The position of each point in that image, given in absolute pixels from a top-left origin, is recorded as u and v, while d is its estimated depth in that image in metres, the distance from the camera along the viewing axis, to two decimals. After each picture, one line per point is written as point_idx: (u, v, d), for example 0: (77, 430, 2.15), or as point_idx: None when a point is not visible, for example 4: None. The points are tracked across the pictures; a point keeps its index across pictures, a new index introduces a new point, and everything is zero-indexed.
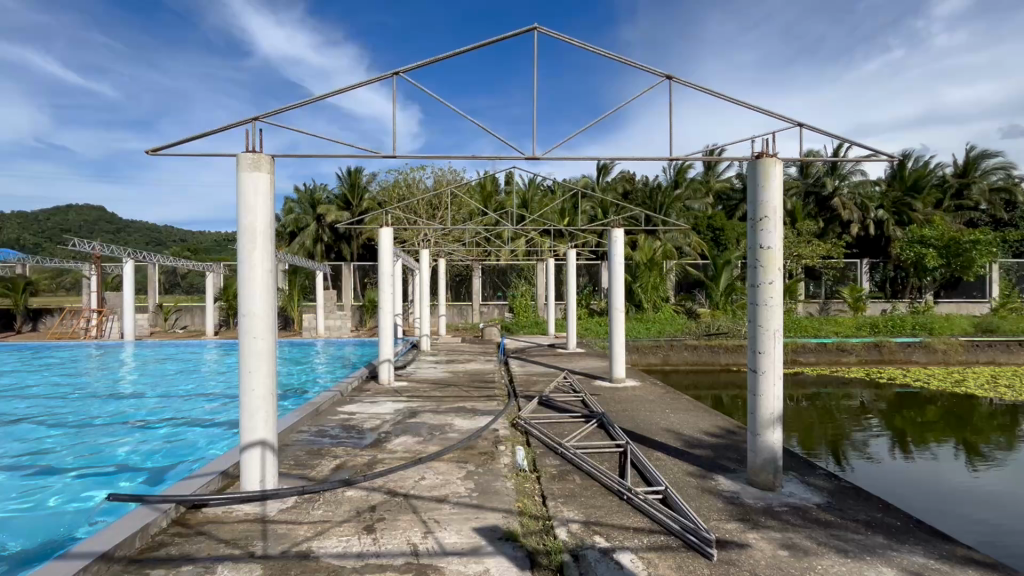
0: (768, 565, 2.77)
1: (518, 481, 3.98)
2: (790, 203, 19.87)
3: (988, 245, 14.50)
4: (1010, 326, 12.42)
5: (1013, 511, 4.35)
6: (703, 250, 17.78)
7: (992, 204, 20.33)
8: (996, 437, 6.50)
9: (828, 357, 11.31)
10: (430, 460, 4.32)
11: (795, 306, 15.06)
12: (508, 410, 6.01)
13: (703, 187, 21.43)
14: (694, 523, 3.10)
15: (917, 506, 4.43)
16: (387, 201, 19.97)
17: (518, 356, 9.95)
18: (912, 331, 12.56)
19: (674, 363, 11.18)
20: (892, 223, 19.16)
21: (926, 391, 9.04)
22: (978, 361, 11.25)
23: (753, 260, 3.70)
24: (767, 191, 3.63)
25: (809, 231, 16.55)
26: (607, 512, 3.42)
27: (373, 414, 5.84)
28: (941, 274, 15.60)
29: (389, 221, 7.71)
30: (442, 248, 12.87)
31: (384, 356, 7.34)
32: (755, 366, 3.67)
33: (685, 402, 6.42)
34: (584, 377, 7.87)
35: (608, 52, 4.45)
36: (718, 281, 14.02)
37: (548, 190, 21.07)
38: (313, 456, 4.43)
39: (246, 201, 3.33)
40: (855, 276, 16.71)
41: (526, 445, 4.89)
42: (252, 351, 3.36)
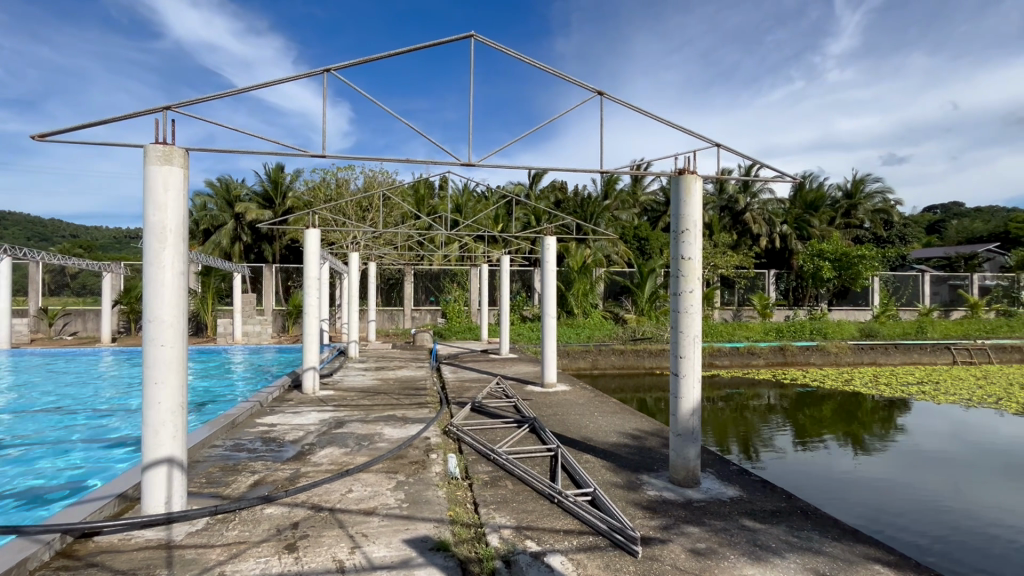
0: (688, 559, 2.94)
1: (449, 489, 3.94)
2: (707, 216, 21.33)
3: (873, 260, 16.42)
4: (888, 331, 14.15)
5: (893, 496, 4.91)
6: (629, 258, 18.64)
7: (874, 223, 23.13)
8: (878, 429, 7.39)
9: (741, 360, 12.23)
10: (358, 471, 4.16)
11: (712, 312, 16.12)
12: (440, 418, 5.92)
13: (630, 199, 22.52)
14: (621, 522, 3.22)
15: (814, 494, 4.89)
16: (312, 200, 19.04)
17: (451, 362, 9.87)
18: (810, 335, 13.90)
19: (602, 367, 11.58)
20: (794, 237, 21.18)
21: (822, 390, 10.05)
22: (863, 362, 12.62)
23: (675, 269, 3.92)
24: (688, 206, 3.87)
25: (724, 243, 17.87)
26: (538, 516, 3.46)
27: (295, 425, 5.53)
28: (834, 284, 17.41)
29: (315, 222, 7.38)
30: (373, 250, 12.44)
31: (309, 364, 6.99)
32: (677, 369, 3.89)
33: (612, 405, 6.67)
34: (516, 382, 7.95)
35: (542, 65, 4.56)
36: (643, 288, 14.75)
37: (482, 197, 21.15)
38: (227, 472, 4.11)
39: (154, 197, 3.05)
40: (764, 285, 18.18)
41: (458, 452, 4.85)
42: (158, 360, 3.06)
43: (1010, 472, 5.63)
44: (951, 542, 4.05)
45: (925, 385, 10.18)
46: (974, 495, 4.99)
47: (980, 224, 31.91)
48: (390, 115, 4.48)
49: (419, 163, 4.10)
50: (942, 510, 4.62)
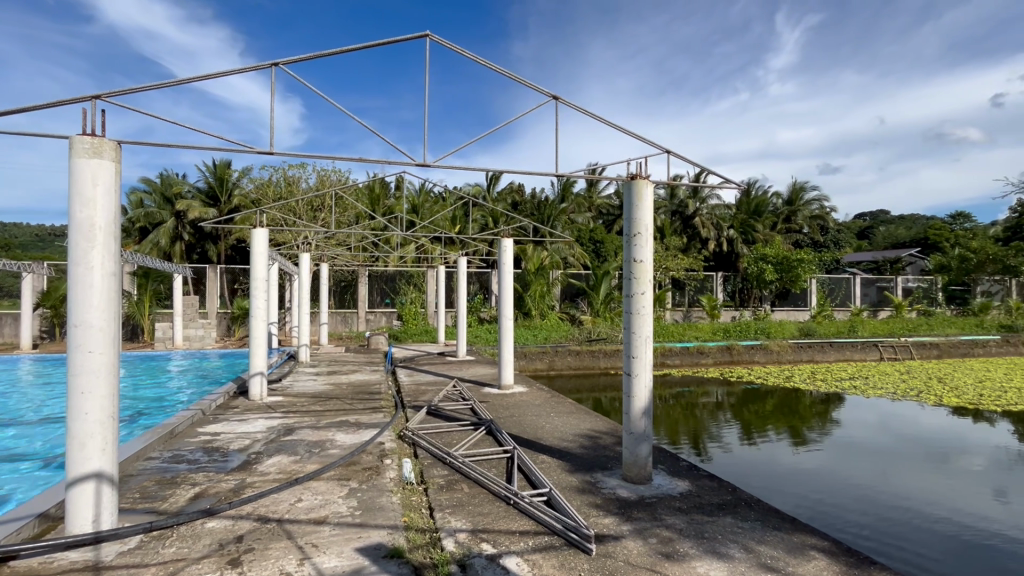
0: (640, 555, 3.01)
1: (404, 495, 3.86)
2: (659, 220, 22.03)
3: (811, 263, 17.45)
4: (824, 330, 15.06)
5: (829, 484, 5.24)
6: (585, 260, 18.96)
7: (812, 229, 24.61)
8: (815, 422, 7.87)
9: (690, 359, 12.67)
10: (308, 479, 4.02)
11: (664, 313, 16.61)
12: (395, 422, 5.81)
13: (585, 203, 22.95)
14: (575, 521, 3.27)
15: (758, 486, 5.15)
16: (260, 198, 18.27)
17: (406, 365, 9.70)
18: (754, 334, 14.60)
19: (558, 368, 11.71)
20: (739, 242, 22.22)
21: (764, 387, 10.56)
22: (802, 359, 13.38)
23: (628, 272, 4.02)
24: (640, 209, 3.98)
25: (675, 247, 18.50)
26: (494, 518, 3.46)
27: (240, 434, 5.28)
28: (776, 286, 18.36)
29: (263, 221, 7.09)
30: (325, 252, 12.06)
31: (256, 370, 6.69)
32: (629, 369, 3.99)
33: (568, 405, 6.76)
34: (473, 385, 7.92)
35: (498, 67, 4.64)
36: (598, 290, 15.04)
37: (439, 198, 20.96)
38: (164, 486, 3.87)
39: (81, 192, 2.84)
40: (712, 287, 18.94)
41: (413, 457, 4.77)
42: (85, 368, 2.84)
43: (931, 459, 6.10)
44: (880, 527, 4.33)
45: (856, 380, 10.91)
46: (901, 482, 5.38)
47: (904, 231, 34.55)
48: (342, 113, 4.40)
49: (375, 162, 4.06)
50: (873, 497, 4.93)
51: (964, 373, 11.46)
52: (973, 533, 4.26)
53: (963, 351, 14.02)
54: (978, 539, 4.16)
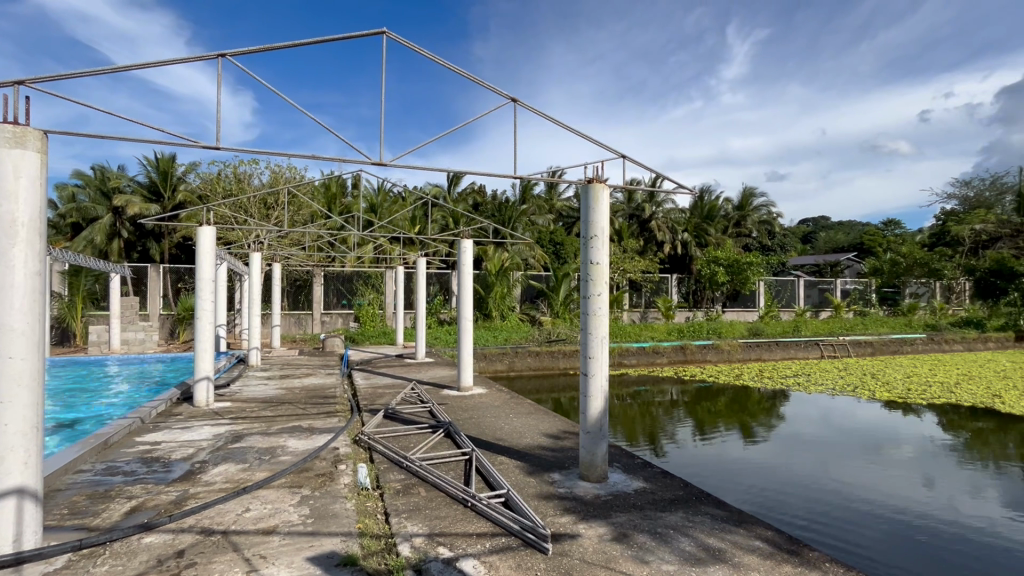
0: (596, 551, 3.06)
1: (359, 501, 3.77)
2: (617, 223, 22.55)
3: (759, 266, 18.30)
4: (771, 330, 15.81)
5: (775, 476, 5.51)
6: (546, 262, 19.11)
7: (759, 233, 25.81)
8: (762, 417, 8.26)
9: (647, 359, 13.02)
10: (256, 488, 3.87)
11: (621, 314, 16.96)
12: (350, 426, 5.67)
13: (546, 205, 23.18)
14: (532, 521, 3.29)
15: (709, 480, 5.34)
16: (208, 194, 17.42)
17: (363, 367, 9.49)
18: (707, 334, 15.17)
19: (518, 369, 11.76)
20: (693, 245, 23.01)
21: (716, 385, 10.97)
22: (750, 358, 13.99)
23: (584, 273, 4.08)
24: (596, 213, 4.05)
25: (632, 249, 18.94)
26: (451, 521, 3.43)
27: (183, 442, 5.01)
28: (727, 288, 19.12)
29: (210, 218, 6.74)
30: (277, 251, 11.62)
31: (202, 374, 6.39)
32: (586, 369, 4.06)
33: (527, 406, 6.81)
34: (432, 387, 7.85)
35: (455, 67, 4.71)
36: (558, 291, 15.23)
37: (398, 197, 20.65)
38: (96, 500, 3.62)
39: (1, 185, 2.61)
40: (667, 289, 19.51)
41: (369, 461, 4.67)
42: (4, 375, 2.62)
43: (868, 450, 6.51)
44: (823, 519, 4.54)
45: (800, 377, 11.51)
46: (840, 472, 5.72)
47: (842, 236, 36.76)
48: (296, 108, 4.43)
49: (329, 158, 4.14)
50: (815, 487, 5.22)
51: (894, 369, 12.31)
52: (903, 520, 4.55)
53: (893, 348, 15.03)
54: (908, 525, 4.44)
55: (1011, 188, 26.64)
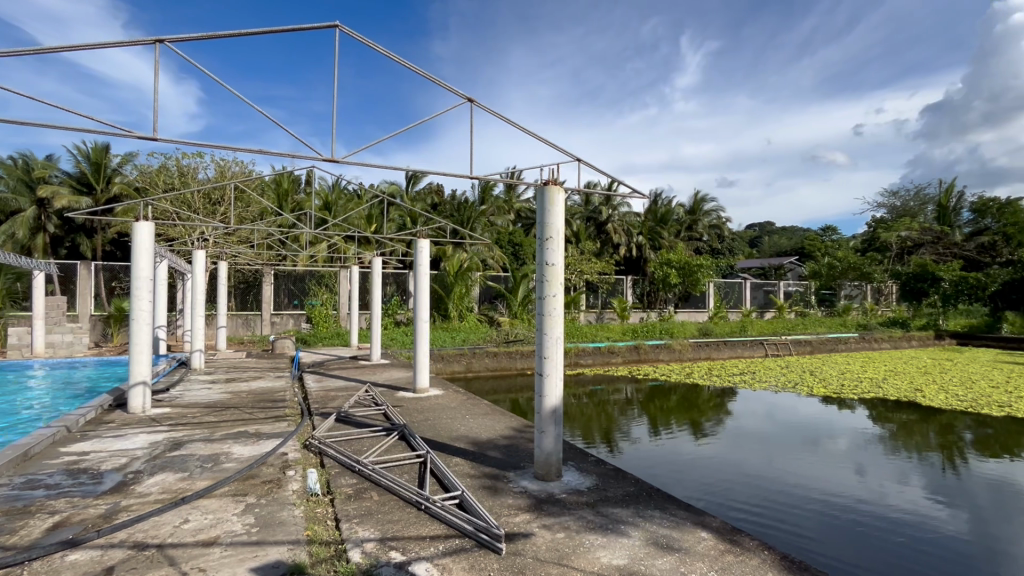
0: (549, 549, 3.10)
1: (308, 507, 3.66)
2: (575, 225, 22.96)
3: (708, 269, 19.07)
4: (719, 330, 16.48)
5: (722, 471, 5.74)
6: (505, 263, 19.15)
7: (710, 237, 26.86)
8: (711, 414, 8.60)
9: (602, 358, 13.27)
10: (196, 498, 3.67)
11: (577, 315, 17.22)
12: (300, 431, 5.48)
13: (505, 206, 23.28)
14: (487, 522, 3.30)
15: (661, 476, 5.50)
16: (147, 188, 16.42)
17: (315, 370, 9.20)
18: (659, 334, 15.64)
19: (476, 370, 11.72)
20: (647, 247, 23.68)
21: (668, 383, 11.32)
22: (701, 357, 14.52)
23: (540, 274, 4.13)
24: (552, 214, 4.10)
25: (589, 251, 19.27)
26: (404, 525, 3.39)
27: (116, 451, 4.70)
28: (680, 289, 19.77)
29: (149, 213, 6.37)
30: (224, 248, 11.08)
31: (137, 380, 6.00)
32: (541, 369, 4.10)
33: (483, 406, 6.81)
34: (387, 389, 7.71)
35: (415, 67, 5.10)
36: (517, 292, 15.31)
37: (354, 195, 20.19)
38: (12, 516, 3.34)
39: None
40: (623, 290, 19.99)
41: (319, 466, 4.53)
42: None
43: (806, 443, 6.90)
44: (766, 510, 4.73)
45: (745, 375, 12.05)
46: (782, 464, 6.02)
47: (785, 241, 38.80)
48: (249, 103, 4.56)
49: (281, 155, 4.43)
50: (759, 480, 5.47)
51: (830, 366, 13.10)
52: (838, 508, 4.81)
53: (830, 346, 15.98)
54: (843, 513, 4.72)
55: (932, 199, 28.97)
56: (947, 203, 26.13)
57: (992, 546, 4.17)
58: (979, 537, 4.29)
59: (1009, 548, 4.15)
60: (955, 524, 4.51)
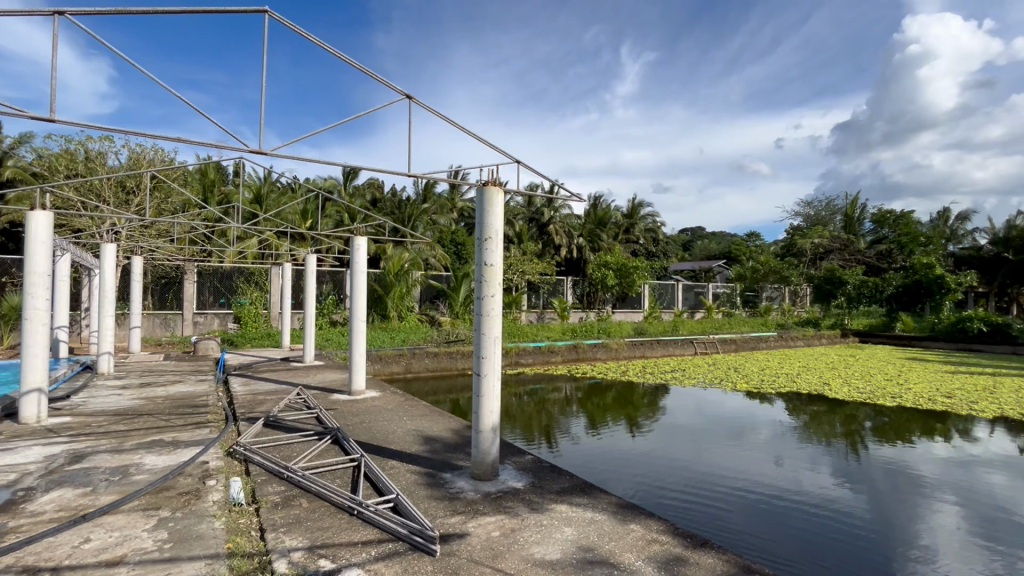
0: (482, 548, 3.11)
1: (229, 518, 3.45)
2: (517, 226, 23.28)
3: (643, 270, 19.94)
4: (653, 329, 17.22)
5: (655, 465, 5.98)
6: (447, 262, 19.00)
7: (646, 240, 28.02)
8: (646, 410, 8.97)
9: (542, 358, 13.47)
10: (99, 515, 3.36)
11: (519, 314, 17.38)
12: (223, 438, 5.16)
13: (448, 204, 23.15)
14: (421, 524, 3.26)
15: (597, 472, 5.66)
16: (46, 174, 14.84)
17: (241, 372, 8.67)
18: (597, 334, 16.13)
19: (415, 371, 11.55)
20: (587, 249, 24.31)
21: (605, 381, 11.68)
22: (636, 355, 15.12)
23: (479, 275, 4.13)
24: (491, 216, 4.10)
25: (531, 252, 19.51)
26: (334, 532, 3.28)
27: (3, 467, 4.21)
28: (617, 290, 20.46)
29: (47, 202, 5.75)
30: (138, 242, 10.21)
31: (31, 387, 5.41)
32: (479, 369, 4.11)
33: (421, 408, 6.72)
34: (321, 392, 7.43)
35: (353, 63, 5.02)
36: (459, 291, 15.22)
37: (287, 189, 19.30)
38: None
39: None
40: (563, 290, 20.41)
41: (244, 474, 4.29)
42: None
43: (732, 436, 7.35)
44: (695, 501, 4.97)
45: (676, 372, 12.69)
46: (711, 457, 6.36)
47: (714, 246, 41.15)
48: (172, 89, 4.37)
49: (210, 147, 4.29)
50: (690, 472, 5.75)
51: (752, 363, 14.06)
52: (761, 496, 5.14)
53: (752, 345, 17.12)
54: (765, 500, 5.04)
55: (839, 209, 31.84)
56: (853, 213, 28.83)
57: (887, 522, 4.62)
58: (877, 515, 4.74)
59: (900, 522, 4.62)
60: (857, 505, 4.95)
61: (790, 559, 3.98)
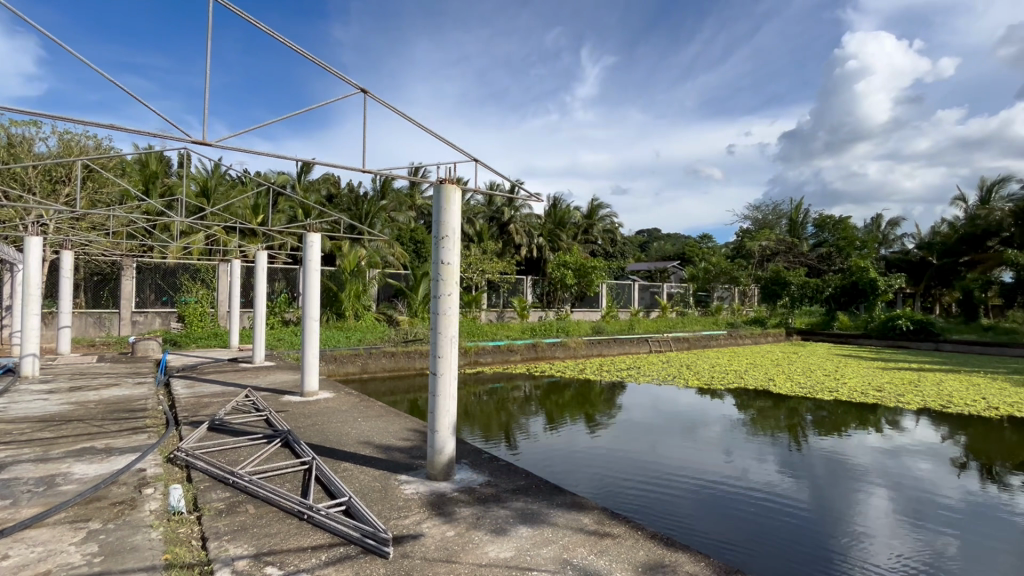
0: (437, 549, 3.09)
1: (168, 528, 3.28)
2: (477, 225, 23.24)
3: (601, 270, 20.36)
4: (610, 328, 17.57)
5: (612, 461, 6.09)
6: (406, 260, 18.73)
7: (604, 241, 28.57)
8: (602, 407, 9.15)
9: (501, 357, 13.48)
10: (20, 529, 3.12)
11: (478, 313, 17.34)
12: (163, 443, 4.89)
13: (407, 201, 22.80)
14: (374, 526, 3.21)
15: (556, 470, 5.71)
16: None
17: (184, 374, 8.23)
18: (556, 333, 16.32)
19: (372, 371, 11.33)
20: (546, 249, 24.52)
21: (563, 379, 11.83)
22: (593, 353, 15.39)
23: (435, 273, 4.10)
24: (447, 213, 4.08)
25: (491, 251, 19.46)
26: (282, 538, 3.17)
27: None
28: (576, 290, 20.75)
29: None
30: (69, 236, 9.51)
31: None
32: (435, 369, 4.07)
33: (377, 408, 6.60)
34: (271, 393, 7.17)
35: (307, 53, 4.93)
36: (417, 290, 15.02)
37: (237, 182, 18.49)
38: None
39: None
40: (523, 289, 20.50)
41: (185, 481, 4.08)
42: None
43: (685, 431, 7.61)
44: (650, 496, 5.10)
45: (631, 370, 13.01)
46: (666, 452, 6.55)
47: (669, 248, 42.41)
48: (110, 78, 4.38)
49: (150, 135, 4.29)
50: (646, 468, 5.90)
51: (704, 360, 14.60)
52: (713, 489, 5.33)
53: (703, 343, 17.77)
54: (716, 492, 5.23)
55: (785, 214, 33.53)
56: (797, 218, 30.42)
57: (825, 508, 4.91)
58: (816, 502, 5.04)
59: (836, 508, 4.92)
60: (800, 494, 5.23)
61: (738, 549, 4.14)
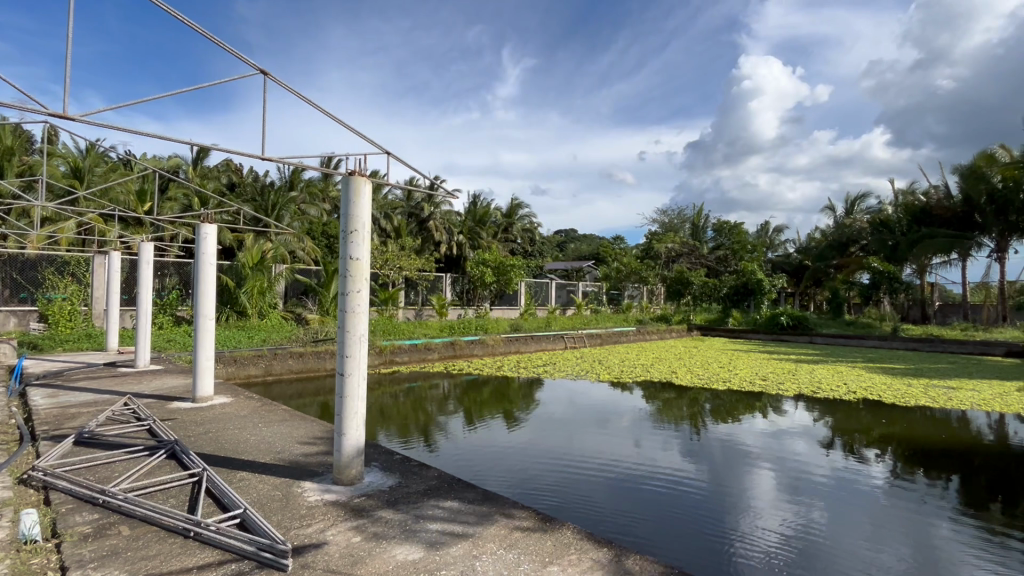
0: (341, 556, 2.95)
1: (17, 559, 2.83)
2: (395, 221, 22.60)
3: (520, 269, 20.68)
4: (528, 325, 17.91)
5: (530, 457, 6.19)
6: (317, 256, 17.75)
7: (523, 240, 29.06)
8: (519, 403, 9.28)
9: (418, 355, 13.22)
10: None
11: (395, 312, 16.88)
12: (15, 462, 4.22)
13: (319, 193, 21.63)
14: (271, 538, 3.00)
15: (473, 468, 5.67)
16: None
17: (46, 382, 7.16)
18: (474, 330, 16.33)
19: (277, 373, 10.61)
20: (466, 246, 24.47)
21: (481, 377, 11.85)
22: (511, 350, 15.57)
23: (343, 269, 3.92)
24: (357, 206, 3.90)
25: (409, 247, 19.01)
26: (162, 559, 2.86)
27: None
28: (495, 288, 20.88)
29: None
30: None
31: None
32: (341, 369, 3.89)
33: (281, 413, 6.18)
34: (156, 400, 6.45)
35: (198, 27, 4.18)
36: (329, 287, 14.29)
37: (118, 164, 16.47)
38: None
39: None
40: (441, 287, 20.26)
41: (43, 504, 3.55)
42: None
43: (599, 423, 7.96)
44: (565, 486, 5.25)
45: (547, 366, 13.36)
46: (580, 444, 6.80)
47: (585, 248, 44.10)
48: None
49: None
50: (561, 460, 6.08)
51: (615, 355, 15.36)
52: (622, 476, 5.61)
53: (614, 339, 18.68)
54: (625, 479, 5.51)
55: (688, 218, 36.16)
56: (698, 222, 32.96)
57: (720, 489, 5.31)
58: (713, 484, 5.42)
59: (729, 487, 5.35)
60: (699, 477, 5.62)
61: (640, 529, 4.37)
